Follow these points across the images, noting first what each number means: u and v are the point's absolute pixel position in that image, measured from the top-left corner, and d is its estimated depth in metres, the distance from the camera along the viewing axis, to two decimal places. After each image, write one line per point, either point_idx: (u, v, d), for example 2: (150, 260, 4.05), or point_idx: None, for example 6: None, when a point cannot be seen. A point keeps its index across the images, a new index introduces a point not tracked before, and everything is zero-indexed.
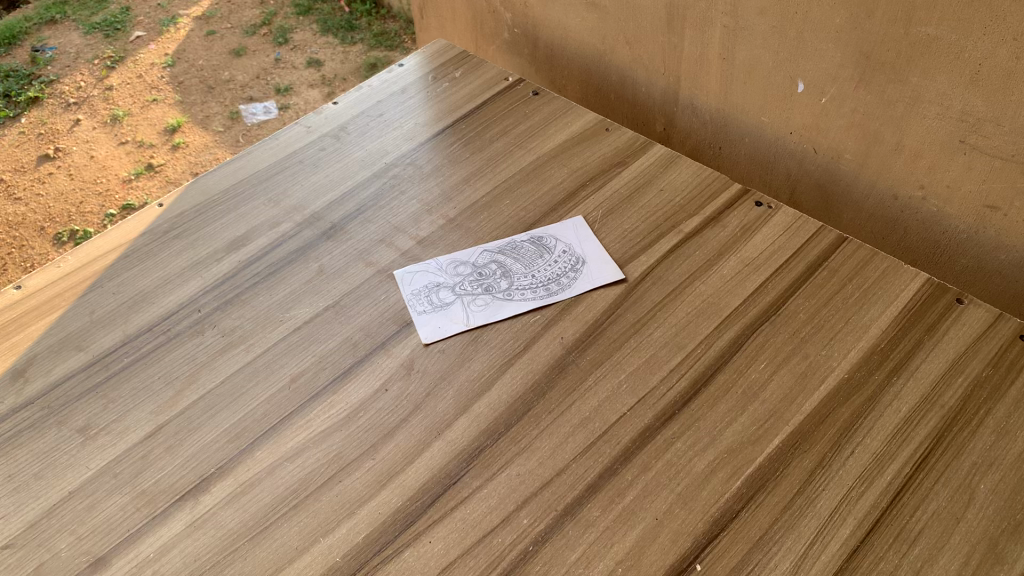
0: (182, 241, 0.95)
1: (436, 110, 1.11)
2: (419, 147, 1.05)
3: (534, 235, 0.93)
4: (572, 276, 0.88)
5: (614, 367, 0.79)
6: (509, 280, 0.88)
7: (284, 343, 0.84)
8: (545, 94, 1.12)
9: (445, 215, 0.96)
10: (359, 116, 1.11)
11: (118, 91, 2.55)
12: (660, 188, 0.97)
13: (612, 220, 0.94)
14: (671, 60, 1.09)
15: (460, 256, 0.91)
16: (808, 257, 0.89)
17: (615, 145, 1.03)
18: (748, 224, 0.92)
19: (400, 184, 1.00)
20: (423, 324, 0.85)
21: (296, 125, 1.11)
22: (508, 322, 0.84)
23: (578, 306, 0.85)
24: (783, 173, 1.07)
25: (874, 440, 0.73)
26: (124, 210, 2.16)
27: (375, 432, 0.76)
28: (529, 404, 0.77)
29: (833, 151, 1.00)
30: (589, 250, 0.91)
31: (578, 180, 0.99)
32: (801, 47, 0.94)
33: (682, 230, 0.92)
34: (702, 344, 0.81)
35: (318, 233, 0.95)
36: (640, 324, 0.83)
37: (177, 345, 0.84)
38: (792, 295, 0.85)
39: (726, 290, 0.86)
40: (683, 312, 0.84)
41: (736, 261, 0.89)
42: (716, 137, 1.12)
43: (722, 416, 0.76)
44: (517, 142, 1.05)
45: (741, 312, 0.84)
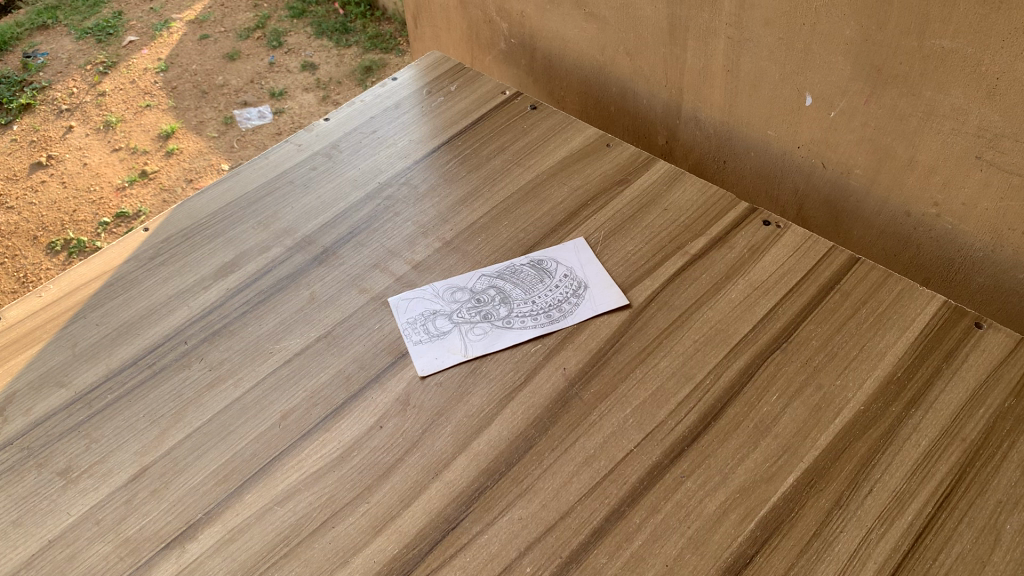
0: (168, 268, 0.92)
1: (431, 126, 1.07)
2: (414, 165, 1.02)
3: (534, 258, 0.89)
4: (574, 302, 0.85)
5: (619, 400, 0.76)
6: (509, 306, 0.85)
7: (274, 376, 0.80)
8: (544, 107, 1.09)
9: (441, 238, 0.92)
10: (351, 133, 1.07)
11: (111, 96, 2.51)
12: (664, 206, 0.94)
13: (615, 241, 0.91)
14: (673, 72, 1.06)
15: (458, 282, 0.87)
16: (820, 280, 0.85)
17: (617, 162, 1.00)
18: (757, 245, 0.89)
19: (394, 205, 0.97)
20: (419, 355, 0.81)
21: (287, 143, 1.07)
22: (508, 352, 0.81)
23: (580, 334, 0.82)
24: (791, 188, 1.04)
25: (893, 477, 0.70)
26: (118, 217, 2.12)
27: (370, 473, 0.72)
28: (531, 441, 0.74)
29: (842, 167, 0.96)
30: (592, 273, 0.87)
31: (579, 199, 0.95)
32: (809, 59, 0.91)
33: (688, 251, 0.89)
34: (711, 374, 0.78)
35: (310, 258, 0.91)
36: (646, 353, 0.80)
37: (163, 380, 0.81)
38: (803, 321, 0.82)
39: (735, 316, 0.82)
40: (691, 339, 0.80)
41: (744, 285, 0.85)
42: (720, 151, 1.08)
43: (733, 453, 0.72)
44: (515, 159, 1.01)
45: (751, 339, 0.80)
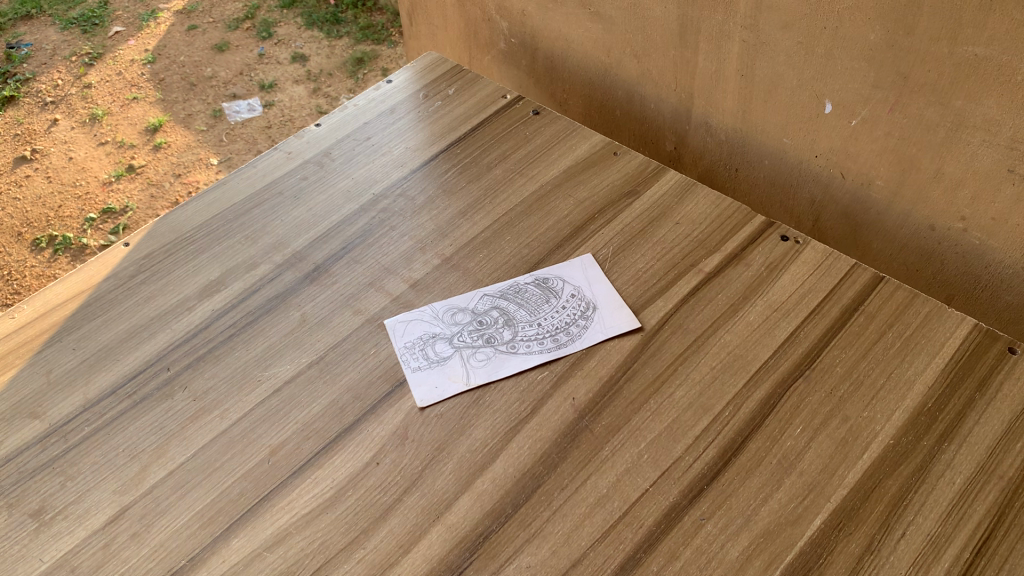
0: (150, 287, 0.87)
1: (428, 133, 1.02)
2: (410, 175, 0.96)
3: (539, 277, 0.84)
4: (582, 324, 0.80)
5: (633, 434, 0.71)
6: (513, 329, 0.80)
7: (263, 407, 0.75)
8: (547, 113, 1.03)
9: (440, 255, 0.87)
10: (344, 140, 1.02)
11: (97, 89, 2.44)
12: (676, 219, 0.89)
13: (624, 258, 0.85)
14: (683, 75, 1.00)
15: (458, 302, 0.82)
16: (843, 301, 0.81)
17: (624, 171, 0.94)
18: (775, 262, 0.84)
19: (390, 218, 0.91)
20: (418, 383, 0.76)
21: (276, 150, 1.02)
22: (512, 379, 0.76)
23: (589, 359, 0.77)
24: (807, 199, 0.99)
25: (927, 519, 0.65)
26: (105, 214, 2.05)
27: (366, 516, 0.67)
28: (539, 479, 0.69)
29: (863, 177, 0.91)
30: (601, 293, 0.82)
31: (586, 212, 0.90)
32: (830, 65, 0.86)
33: (702, 269, 0.84)
34: (730, 405, 0.73)
35: (301, 276, 0.86)
36: (660, 381, 0.75)
37: (144, 411, 0.76)
38: (826, 345, 0.77)
39: (754, 340, 0.78)
40: (707, 366, 0.76)
41: (763, 306, 0.80)
42: (732, 159, 1.03)
43: (755, 492, 0.67)
44: (517, 168, 0.96)
45: (772, 367, 0.75)
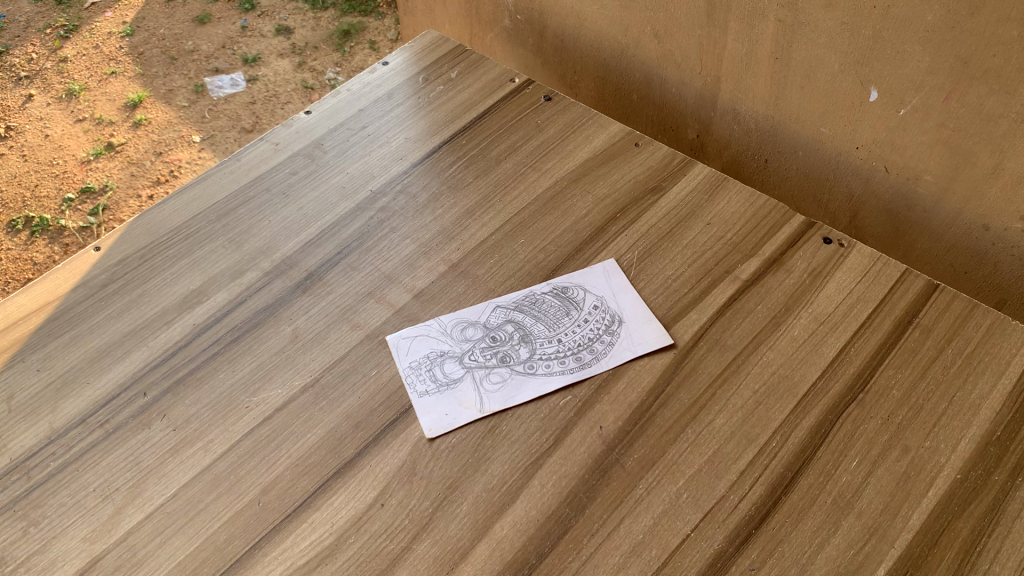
0: (124, 298, 0.78)
1: (430, 121, 0.93)
2: (411, 169, 0.88)
3: (557, 285, 0.76)
4: (607, 340, 0.72)
5: (669, 469, 0.63)
6: (530, 347, 0.72)
7: (251, 439, 0.67)
8: (560, 98, 0.94)
9: (446, 260, 0.78)
10: (337, 129, 0.93)
11: (73, 62, 2.32)
12: (706, 219, 0.80)
13: (651, 263, 0.77)
14: (709, 58, 0.92)
15: (468, 315, 0.74)
16: (895, 313, 0.73)
17: (647, 165, 0.86)
18: (818, 269, 0.76)
19: (391, 218, 0.83)
20: (426, 411, 0.68)
21: (262, 141, 0.92)
22: (531, 405, 0.68)
23: (616, 381, 0.69)
24: (844, 194, 0.90)
25: (1005, 568, 0.58)
26: (84, 194, 1.95)
27: (371, 567, 0.59)
28: (566, 522, 0.61)
29: (909, 172, 0.83)
30: (626, 304, 0.74)
31: (607, 211, 0.82)
32: (877, 49, 0.77)
33: (739, 276, 0.76)
34: (777, 436, 0.65)
35: (291, 285, 0.78)
36: (697, 407, 0.67)
37: (117, 444, 0.67)
38: (880, 365, 0.69)
39: (799, 359, 0.70)
40: (750, 390, 0.68)
41: (807, 318, 0.72)
42: (762, 149, 0.95)
43: (810, 537, 0.60)
44: (529, 161, 0.87)
45: (821, 390, 0.68)
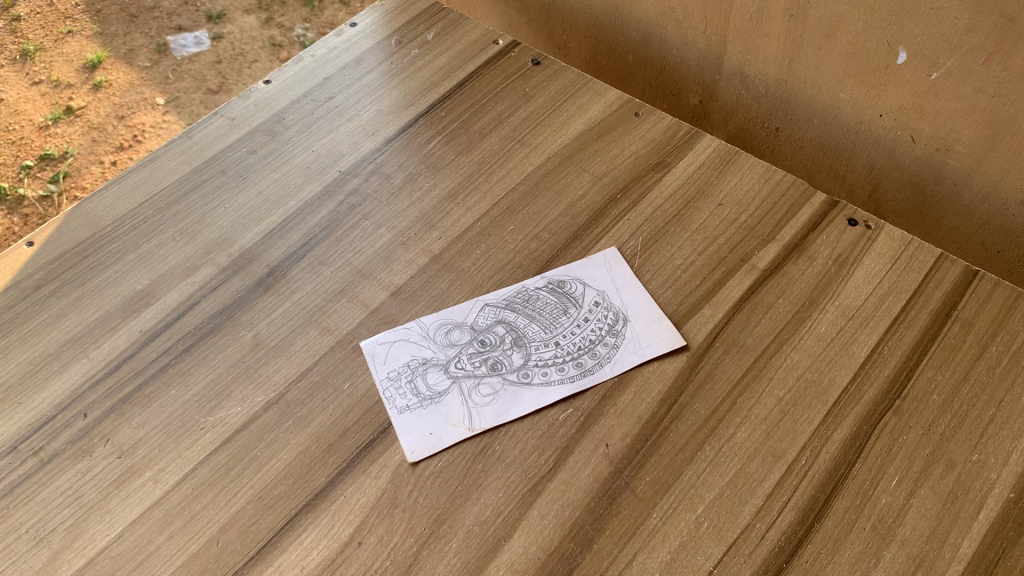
0: (62, 302, 0.68)
1: (404, 90, 0.83)
2: (384, 146, 0.78)
3: (553, 279, 0.67)
4: (611, 343, 0.63)
5: (686, 494, 0.56)
6: (524, 352, 0.63)
7: (209, 467, 0.58)
8: (549, 62, 0.85)
9: (427, 252, 0.70)
10: (300, 101, 0.83)
11: (27, 21, 2.16)
12: (717, 199, 0.72)
13: (656, 252, 0.69)
14: (715, 15, 0.82)
15: (453, 315, 0.65)
16: (931, 305, 0.65)
17: (648, 137, 0.77)
18: (844, 254, 0.68)
19: (363, 204, 0.74)
20: (407, 430, 0.59)
21: (216, 116, 0.83)
22: (527, 420, 0.60)
23: (623, 391, 0.61)
24: (864, 166, 0.82)
25: None
26: (43, 161, 1.82)
27: None
28: (572, 560, 0.53)
29: (940, 142, 0.74)
30: (631, 299, 0.66)
31: (606, 191, 0.73)
32: (909, 3, 0.68)
33: (756, 264, 0.67)
34: (806, 451, 0.58)
35: (251, 283, 0.69)
36: (715, 419, 0.59)
37: (54, 476, 0.59)
38: (917, 366, 0.61)
39: (827, 361, 0.62)
40: (774, 398, 0.60)
41: (834, 313, 0.64)
42: (772, 116, 0.86)
43: (849, 571, 0.52)
44: (517, 135, 0.78)
45: (853, 397, 0.60)
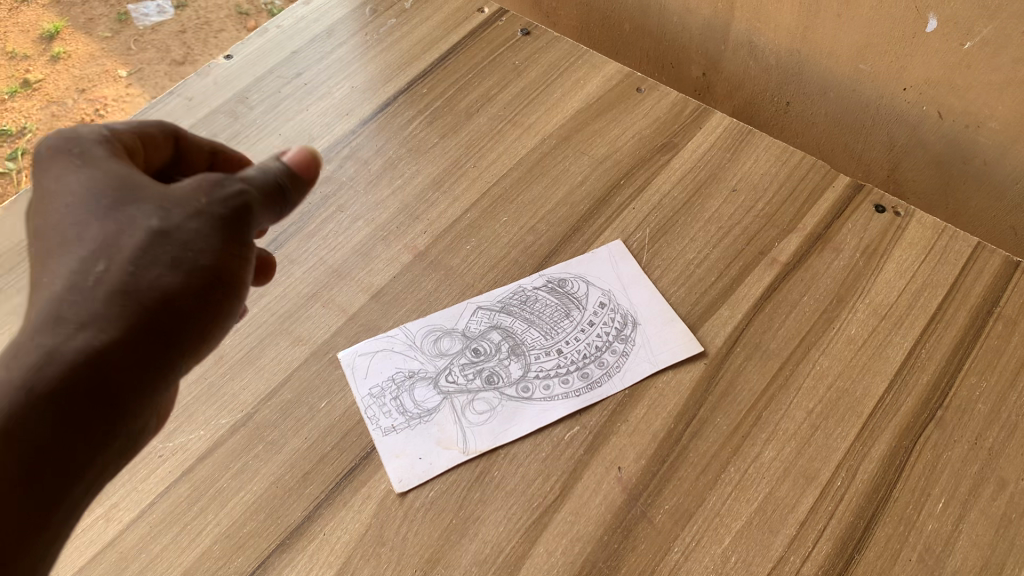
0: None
1: (381, 65, 0.75)
2: (359, 128, 0.71)
3: (552, 278, 0.61)
4: (620, 350, 0.57)
5: (710, 524, 0.49)
6: (522, 361, 0.57)
7: (168, 502, 0.51)
8: (541, 32, 0.77)
9: (410, 248, 0.63)
10: (265, 78, 0.75)
11: None
12: (730, 184, 0.65)
13: (666, 245, 0.62)
14: None
15: (441, 320, 0.59)
16: (970, 300, 0.59)
17: (652, 115, 0.70)
18: (872, 245, 0.62)
19: (337, 194, 0.66)
20: (393, 455, 0.53)
21: (171, 95, 0.74)
22: (528, 441, 0.53)
23: (634, 406, 0.54)
24: (883, 142, 0.75)
25: None
26: None
27: None
28: None
29: (970, 118, 0.67)
30: (640, 300, 0.59)
31: (608, 177, 0.66)
32: None
33: (777, 257, 0.61)
34: (841, 472, 0.52)
35: None
36: (739, 436, 0.53)
37: None
38: (959, 371, 0.55)
39: (859, 366, 0.56)
40: (803, 411, 0.54)
41: (865, 312, 0.58)
42: (782, 90, 0.79)
43: None
44: (507, 115, 0.71)
45: (889, 408, 0.54)
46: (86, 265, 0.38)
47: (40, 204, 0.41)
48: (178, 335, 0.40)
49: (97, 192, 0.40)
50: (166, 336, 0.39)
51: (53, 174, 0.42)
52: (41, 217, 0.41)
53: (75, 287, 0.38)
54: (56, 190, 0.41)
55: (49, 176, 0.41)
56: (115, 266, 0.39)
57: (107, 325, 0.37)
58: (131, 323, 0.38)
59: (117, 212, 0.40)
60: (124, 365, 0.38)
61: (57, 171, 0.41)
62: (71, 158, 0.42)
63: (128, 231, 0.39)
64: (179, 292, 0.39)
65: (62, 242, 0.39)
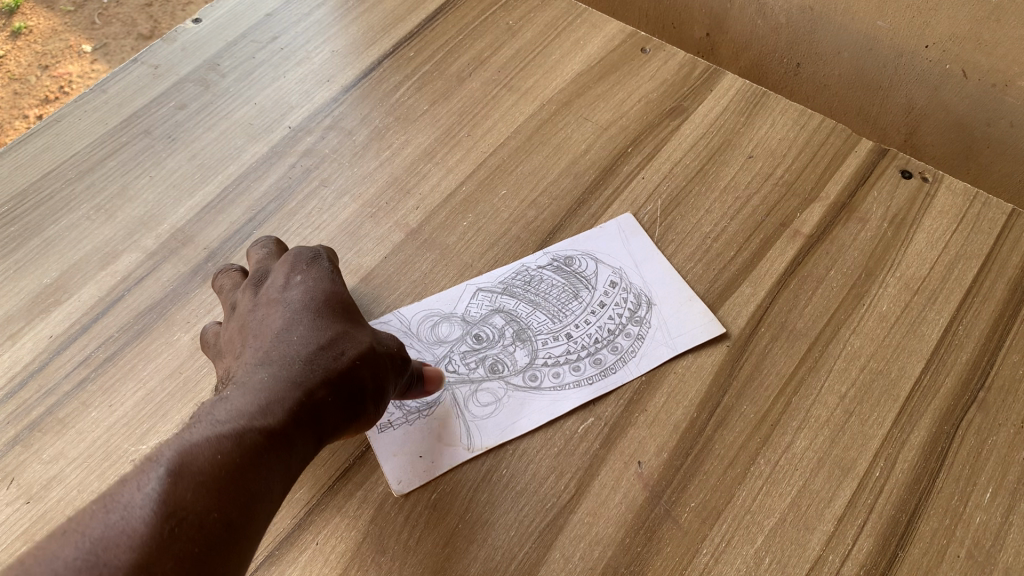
0: None
1: (363, 27, 0.70)
2: (342, 96, 0.65)
3: (559, 255, 0.56)
4: (634, 333, 0.53)
5: (740, 523, 0.45)
6: (529, 348, 0.53)
7: None
8: None
9: (402, 226, 0.58)
10: (239, 42, 0.69)
11: None
12: (746, 150, 0.61)
13: (680, 218, 0.57)
14: None
15: (439, 304, 0.54)
16: (1008, 271, 0.54)
17: (659, 78, 0.65)
18: (900, 214, 0.57)
19: (320, 167, 0.61)
20: (390, 454, 0.48)
21: (135, 62, 0.68)
22: (539, 436, 0.49)
23: (652, 394, 0.50)
24: (901, 105, 0.69)
25: None
26: None
27: None
28: None
29: (998, 76, 0.61)
30: (653, 278, 0.55)
31: (614, 145, 0.61)
32: None
33: (800, 229, 0.56)
34: (879, 461, 0.47)
35: (188, 271, 0.56)
36: (768, 425, 0.48)
37: None
38: (1001, 348, 0.51)
39: (893, 346, 0.51)
40: (835, 395, 0.49)
41: (897, 286, 0.54)
42: (793, 49, 0.73)
43: None
44: (502, 79, 0.65)
45: (928, 390, 0.49)
46: (327, 343, 0.45)
47: (279, 289, 0.48)
48: (371, 414, 0.46)
49: (335, 299, 0.48)
50: (367, 413, 0.45)
51: (293, 274, 0.49)
52: (275, 298, 0.48)
53: (318, 354, 0.44)
54: (297, 285, 0.48)
55: (291, 272, 0.49)
56: (348, 348, 0.46)
57: (333, 390, 0.43)
58: (354, 392, 0.44)
59: (348, 323, 0.47)
60: (333, 424, 0.43)
61: (298, 268, 0.50)
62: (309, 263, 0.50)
63: (356, 337, 0.46)
64: (383, 382, 0.46)
65: (307, 323, 0.46)
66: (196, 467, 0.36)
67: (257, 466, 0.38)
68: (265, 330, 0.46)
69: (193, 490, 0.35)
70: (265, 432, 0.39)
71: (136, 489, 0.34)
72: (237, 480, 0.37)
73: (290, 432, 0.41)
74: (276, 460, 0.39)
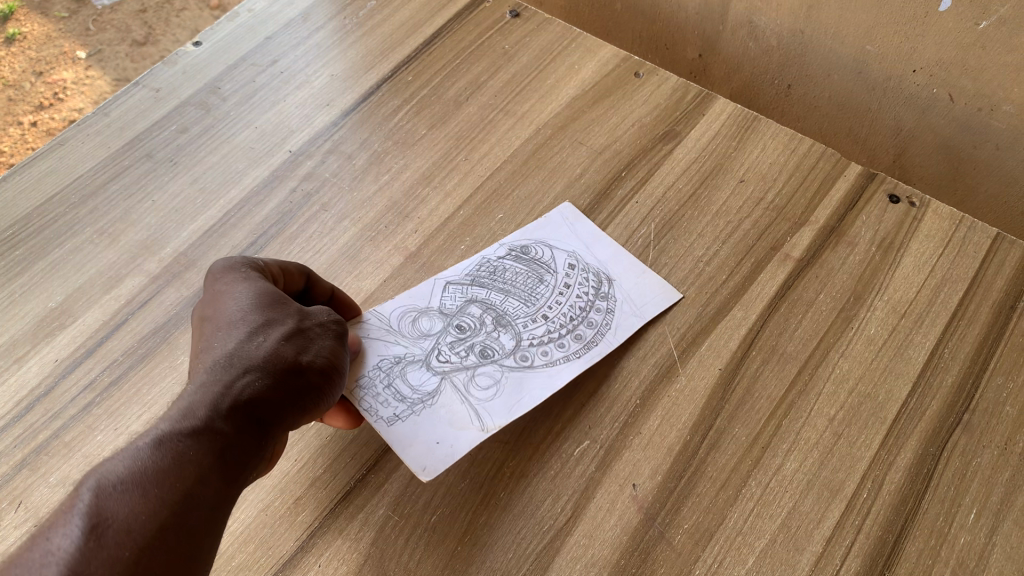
0: None
1: (361, 51, 0.71)
2: (341, 120, 0.66)
3: (514, 245, 0.59)
4: (605, 308, 0.56)
5: (732, 544, 0.46)
6: (512, 332, 0.55)
7: None
8: (531, 14, 0.73)
9: (401, 249, 0.59)
10: (238, 65, 0.70)
11: None
12: (737, 174, 0.62)
13: (673, 242, 0.59)
14: None
15: (414, 300, 0.56)
16: (993, 295, 0.55)
17: (653, 102, 0.66)
18: (887, 239, 0.58)
19: (320, 192, 0.62)
20: (407, 443, 0.49)
21: (136, 86, 0.69)
22: (535, 458, 0.50)
23: (646, 417, 0.51)
24: (890, 127, 0.70)
25: None
26: None
27: None
28: None
29: (983, 100, 0.62)
30: (608, 256, 0.59)
31: (609, 170, 0.63)
32: None
33: (790, 253, 0.58)
34: (867, 483, 0.48)
35: (190, 294, 0.57)
36: (759, 448, 0.50)
37: None
38: (985, 371, 0.52)
39: (881, 369, 0.53)
40: (825, 418, 0.51)
41: (885, 310, 0.55)
42: (784, 72, 0.74)
43: None
44: (498, 104, 0.67)
45: (914, 413, 0.51)
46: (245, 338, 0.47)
47: (204, 302, 0.50)
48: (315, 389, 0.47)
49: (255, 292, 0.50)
50: (309, 388, 0.47)
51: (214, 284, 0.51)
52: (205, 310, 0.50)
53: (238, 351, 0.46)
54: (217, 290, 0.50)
55: (210, 282, 0.51)
56: (266, 338, 0.47)
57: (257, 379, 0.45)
58: (282, 374, 0.46)
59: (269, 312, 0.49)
60: (271, 406, 0.45)
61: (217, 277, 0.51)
62: (225, 267, 0.51)
63: (275, 327, 0.48)
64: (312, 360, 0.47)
65: (225, 325, 0.48)
66: (117, 483, 0.39)
67: (183, 466, 0.40)
68: (196, 343, 0.48)
69: (115, 502, 0.38)
70: (190, 431, 0.42)
71: (67, 514, 0.38)
72: (162, 485, 0.39)
73: (217, 425, 0.42)
74: (206, 454, 0.41)
